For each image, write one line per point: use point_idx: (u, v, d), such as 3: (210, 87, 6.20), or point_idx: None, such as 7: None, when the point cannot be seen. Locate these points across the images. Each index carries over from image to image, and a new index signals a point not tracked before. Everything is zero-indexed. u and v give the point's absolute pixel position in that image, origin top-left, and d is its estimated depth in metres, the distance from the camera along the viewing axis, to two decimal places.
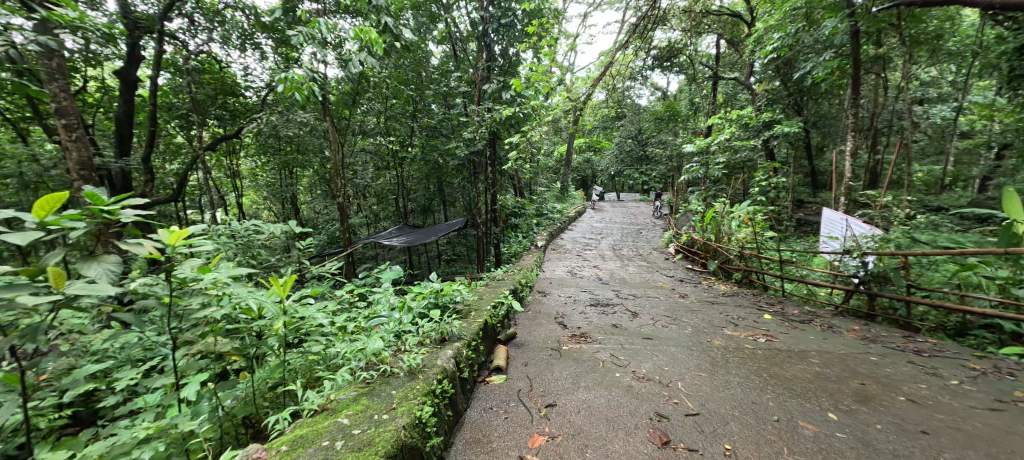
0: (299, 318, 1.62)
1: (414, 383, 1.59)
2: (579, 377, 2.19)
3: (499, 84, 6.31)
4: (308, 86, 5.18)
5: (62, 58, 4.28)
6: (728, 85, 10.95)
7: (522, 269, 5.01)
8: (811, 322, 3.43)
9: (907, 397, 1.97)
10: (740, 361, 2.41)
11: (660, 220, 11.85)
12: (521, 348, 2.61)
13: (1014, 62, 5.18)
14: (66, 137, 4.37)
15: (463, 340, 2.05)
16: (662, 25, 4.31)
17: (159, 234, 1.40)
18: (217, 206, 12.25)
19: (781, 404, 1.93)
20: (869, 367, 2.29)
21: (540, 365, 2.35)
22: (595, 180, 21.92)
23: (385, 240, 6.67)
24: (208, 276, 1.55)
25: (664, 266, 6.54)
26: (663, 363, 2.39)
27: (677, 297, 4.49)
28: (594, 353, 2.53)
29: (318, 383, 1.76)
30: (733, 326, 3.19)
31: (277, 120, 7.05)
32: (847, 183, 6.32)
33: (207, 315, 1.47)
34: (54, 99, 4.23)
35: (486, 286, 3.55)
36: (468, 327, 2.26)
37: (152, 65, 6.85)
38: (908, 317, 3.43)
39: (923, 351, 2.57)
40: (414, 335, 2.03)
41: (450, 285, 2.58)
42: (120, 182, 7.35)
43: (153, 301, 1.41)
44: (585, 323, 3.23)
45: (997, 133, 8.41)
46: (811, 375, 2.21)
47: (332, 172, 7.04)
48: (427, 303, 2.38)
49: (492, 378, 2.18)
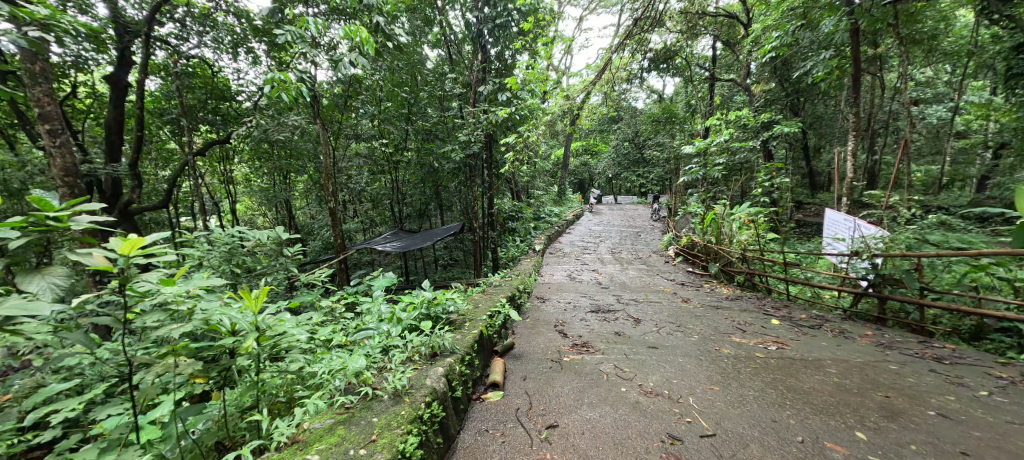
0: (276, 336, 1.48)
1: (399, 408, 1.44)
2: (581, 392, 2.05)
3: (495, 85, 6.25)
4: (296, 87, 5.01)
5: (45, 62, 4.12)
6: (726, 86, 10.89)
7: (520, 274, 4.87)
8: (821, 327, 3.28)
9: (938, 412, 1.84)
10: (753, 371, 2.27)
11: (659, 222, 11.75)
12: (519, 360, 2.46)
13: (1011, 60, 5.10)
14: (50, 143, 4.19)
15: (456, 355, 1.91)
16: (659, 28, 4.09)
17: (110, 242, 1.25)
18: (212, 212, 12.08)
19: (804, 422, 1.79)
20: (892, 377, 2.15)
21: (539, 379, 2.20)
22: (591, 183, 21.88)
23: (379, 245, 6.51)
24: (171, 289, 1.40)
25: (664, 269, 6.42)
26: (672, 375, 2.24)
27: (680, 302, 4.35)
28: (598, 365, 2.38)
29: (296, 405, 1.60)
30: (741, 333, 3.05)
31: (268, 124, 6.91)
32: (848, 183, 6.22)
33: (166, 334, 1.30)
34: (37, 104, 4.04)
35: (483, 293, 3.41)
36: (461, 339, 2.10)
37: (140, 69, 6.67)
38: (921, 321, 3.29)
39: (945, 359, 2.43)
40: (402, 351, 1.86)
41: (443, 294, 2.44)
42: (111, 188, 7.22)
43: (106, 318, 1.26)
44: (587, 331, 3.08)
45: (993, 133, 8.39)
46: (831, 387, 2.07)
47: (325, 177, 6.89)
48: (419, 315, 2.22)
49: (488, 396, 2.03)
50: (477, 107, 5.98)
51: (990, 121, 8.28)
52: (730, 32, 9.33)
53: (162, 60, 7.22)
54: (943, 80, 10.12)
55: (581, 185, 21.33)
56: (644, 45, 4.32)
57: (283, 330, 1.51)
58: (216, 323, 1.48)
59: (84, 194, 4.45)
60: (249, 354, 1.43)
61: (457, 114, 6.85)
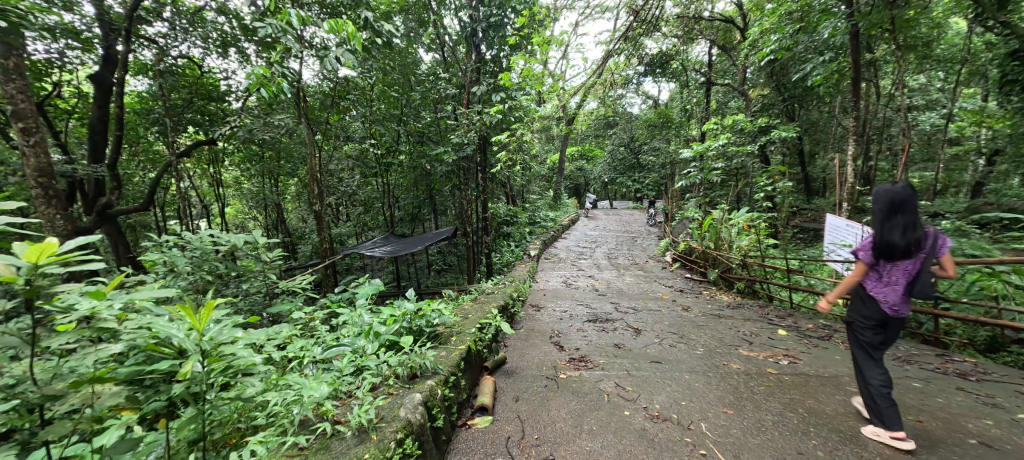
0: (231, 358, 1.28)
1: (362, 449, 1.22)
2: (580, 417, 1.85)
3: (489, 86, 6.08)
4: (277, 83, 4.70)
5: (19, 58, 3.85)
6: (721, 92, 10.81)
7: (513, 280, 4.65)
8: (831, 338, 3.11)
9: (978, 440, 1.67)
10: (767, 391, 2.09)
11: (655, 227, 11.66)
12: (511, 377, 2.27)
13: (1007, 69, 4.95)
14: (23, 142, 3.89)
15: (439, 376, 1.72)
16: (655, 33, 3.99)
17: (15, 249, 1.04)
18: (200, 216, 11.79)
19: (832, 453, 1.61)
20: (919, 398, 2.00)
21: (533, 401, 2.00)
22: (587, 188, 21.73)
23: (369, 250, 6.26)
24: (96, 304, 1.18)
25: (662, 275, 6.26)
26: (679, 396, 2.05)
27: (681, 310, 4.15)
28: (597, 383, 2.19)
29: (253, 436, 1.38)
30: (748, 345, 2.87)
31: (254, 124, 6.71)
32: (850, 188, 6.06)
33: (89, 355, 1.09)
34: (10, 101, 3.77)
35: (473, 302, 3.20)
36: (445, 357, 1.90)
37: (122, 68, 6.43)
38: (935, 332, 3.10)
39: (969, 375, 2.28)
40: (378, 373, 1.66)
41: (428, 305, 2.25)
42: (93, 190, 6.97)
43: (12, 339, 1.06)
44: (584, 343, 2.87)
45: (985, 140, 8.40)
46: (855, 410, 1.90)
47: (311, 179, 6.61)
48: (401, 328, 2.02)
49: (475, 421, 1.83)
50: (471, 108, 5.82)
51: (982, 128, 8.31)
52: (726, 37, 9.35)
53: (147, 58, 7.00)
54: (936, 87, 10.14)
55: (576, 190, 21.29)
56: (643, 48, 4.17)
57: (240, 351, 1.32)
58: (157, 342, 1.26)
59: (58, 196, 4.17)
60: (194, 379, 1.23)
61: (448, 116, 6.71)
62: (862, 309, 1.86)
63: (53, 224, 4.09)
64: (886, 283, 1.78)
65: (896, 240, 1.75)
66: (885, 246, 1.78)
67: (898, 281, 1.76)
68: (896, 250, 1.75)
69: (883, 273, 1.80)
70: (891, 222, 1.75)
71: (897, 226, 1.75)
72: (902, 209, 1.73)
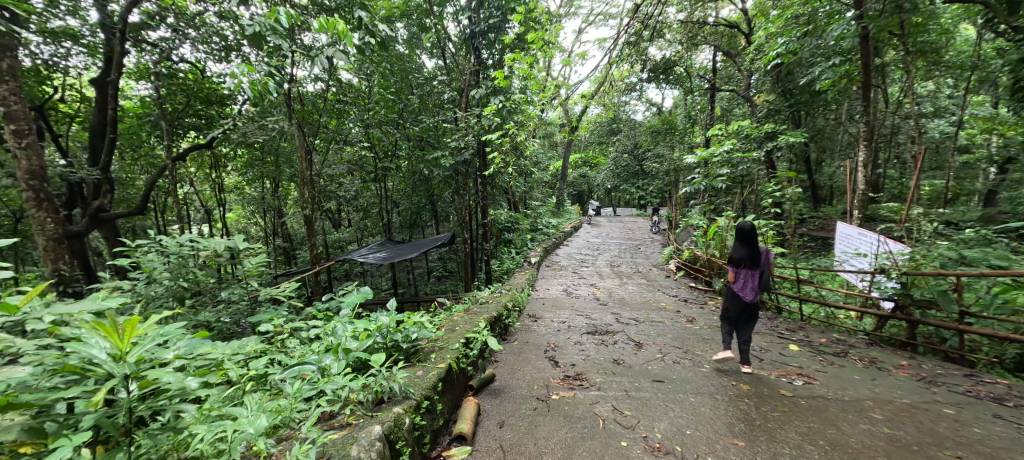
0: (161, 382, 1.14)
1: None
2: (572, 448, 1.66)
3: (489, 89, 5.92)
4: (268, 84, 4.50)
5: (10, 56, 3.66)
6: (726, 98, 10.67)
7: (511, 289, 4.46)
8: (847, 355, 2.89)
9: None
10: (783, 418, 1.90)
11: (659, 235, 11.46)
12: (499, 398, 2.08)
13: (1020, 72, 4.33)
14: (15, 144, 3.70)
15: (410, 402, 1.55)
16: (659, 37, 3.81)
17: None
18: (199, 220, 11.63)
19: None
20: (952, 428, 1.80)
21: (521, 427, 1.82)
22: (590, 195, 21.39)
23: (364, 256, 6.07)
24: None
25: (666, 283, 6.06)
26: (683, 423, 1.86)
27: (685, 322, 3.95)
28: (592, 406, 2.00)
29: None
30: (758, 362, 2.66)
31: (248, 127, 6.53)
32: (861, 196, 5.84)
33: None
34: (2, 101, 3.60)
35: (465, 313, 3.02)
36: (421, 379, 1.74)
37: (116, 69, 6.10)
38: (960, 349, 2.87)
39: (1004, 400, 2.07)
40: (343, 396, 1.49)
41: (408, 318, 2.09)
42: (89, 192, 6.88)
43: None
44: (579, 358, 2.69)
45: (997, 148, 8.18)
46: (883, 443, 1.70)
47: (306, 183, 6.43)
48: (375, 343, 1.85)
49: (452, 452, 1.64)
50: (470, 112, 5.72)
51: (993, 136, 8.05)
52: (731, 42, 9.16)
53: (147, 62, 6.88)
54: (945, 93, 9.90)
55: (580, 197, 21.04)
56: (646, 53, 4.00)
57: (172, 373, 1.18)
58: (78, 365, 1.12)
59: (49, 199, 3.95)
60: (115, 409, 1.08)
61: (447, 119, 6.56)
62: (730, 302, 2.60)
63: (42, 229, 3.83)
64: (743, 284, 2.52)
65: (745, 254, 2.53)
66: (737, 259, 2.53)
67: (749, 280, 2.52)
68: (748, 261, 2.49)
69: (739, 276, 2.55)
70: (740, 242, 2.51)
71: (744, 245, 2.53)
72: (747, 236, 2.51)
